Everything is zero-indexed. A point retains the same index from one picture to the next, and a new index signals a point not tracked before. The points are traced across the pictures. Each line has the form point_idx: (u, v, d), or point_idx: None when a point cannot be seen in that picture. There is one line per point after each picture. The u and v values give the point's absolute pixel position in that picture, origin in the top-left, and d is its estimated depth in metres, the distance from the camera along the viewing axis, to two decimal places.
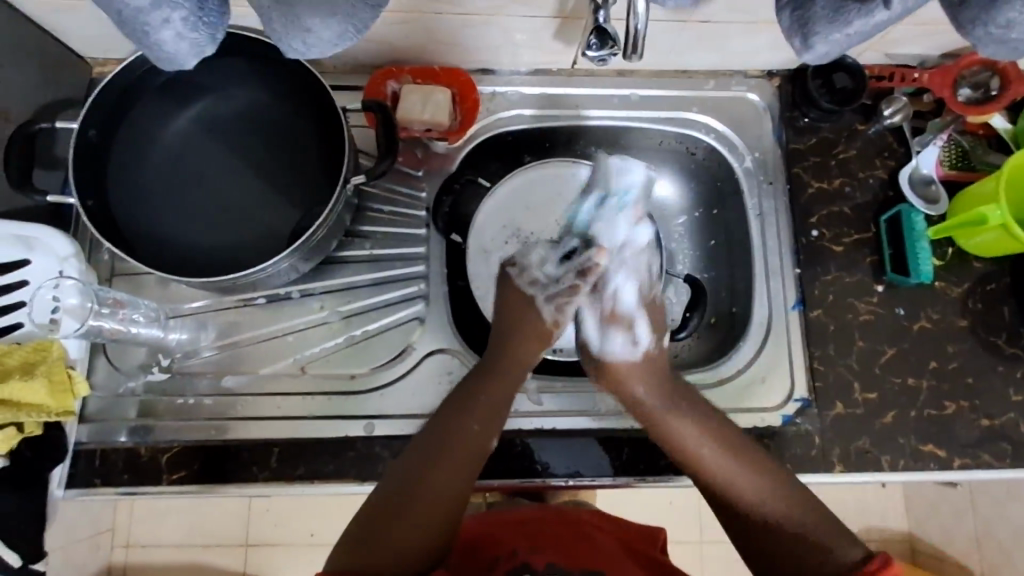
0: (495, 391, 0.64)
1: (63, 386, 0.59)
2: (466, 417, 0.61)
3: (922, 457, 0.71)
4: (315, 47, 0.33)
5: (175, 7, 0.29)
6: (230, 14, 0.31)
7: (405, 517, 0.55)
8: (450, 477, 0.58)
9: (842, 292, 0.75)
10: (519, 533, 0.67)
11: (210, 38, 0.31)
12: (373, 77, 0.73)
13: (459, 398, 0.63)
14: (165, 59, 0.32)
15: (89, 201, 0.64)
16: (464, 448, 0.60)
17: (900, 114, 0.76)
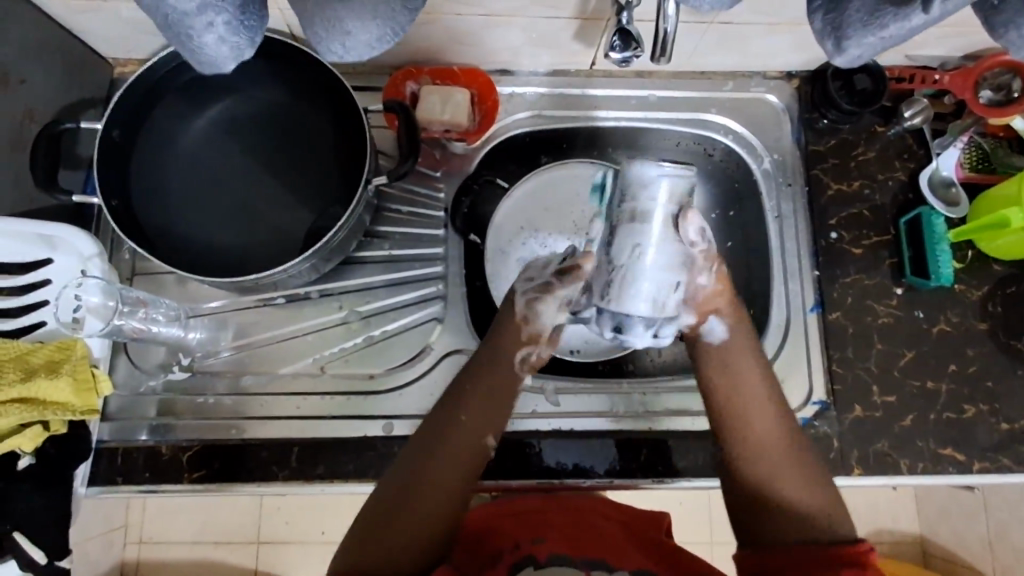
0: (490, 379, 0.60)
1: (87, 384, 0.59)
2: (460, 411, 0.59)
3: (941, 460, 0.70)
4: (353, 50, 0.33)
5: (220, 11, 0.29)
6: (269, 18, 0.31)
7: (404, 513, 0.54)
8: (447, 470, 0.56)
9: (862, 295, 0.75)
10: (525, 522, 0.66)
11: (250, 42, 0.31)
12: (393, 77, 0.74)
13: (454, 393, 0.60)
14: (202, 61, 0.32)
15: (114, 201, 0.66)
16: (460, 446, 0.57)
17: (921, 116, 0.76)
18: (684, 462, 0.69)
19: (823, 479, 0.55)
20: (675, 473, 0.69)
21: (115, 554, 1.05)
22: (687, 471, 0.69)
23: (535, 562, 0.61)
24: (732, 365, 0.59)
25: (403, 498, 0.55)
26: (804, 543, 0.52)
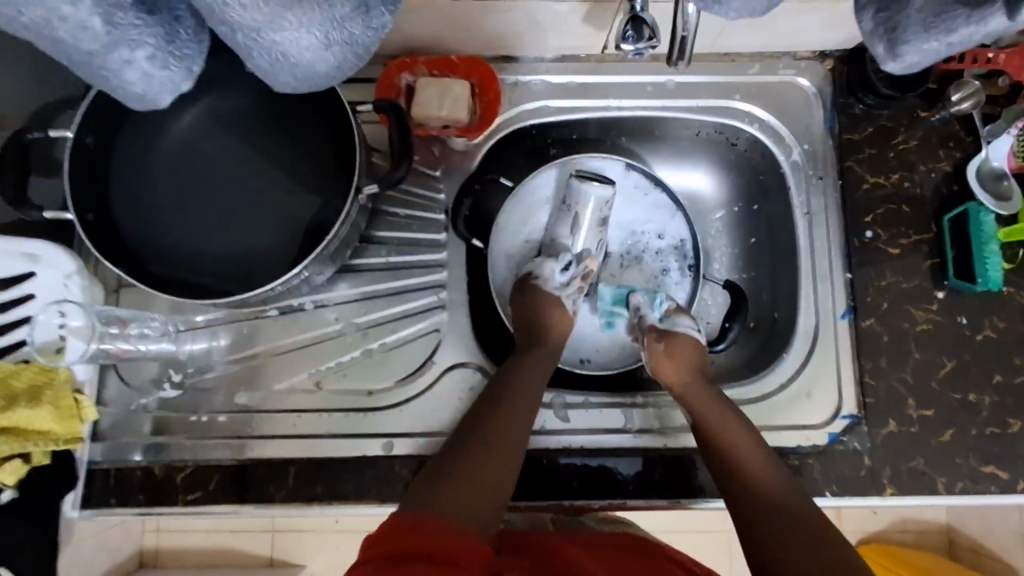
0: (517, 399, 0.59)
1: (71, 411, 0.58)
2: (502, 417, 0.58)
3: (982, 479, 0.65)
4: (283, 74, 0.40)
5: (135, 48, 0.36)
6: (193, 50, 0.39)
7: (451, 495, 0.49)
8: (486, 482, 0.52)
9: (899, 299, 0.69)
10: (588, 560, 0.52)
11: (175, 71, 0.39)
12: (386, 69, 0.67)
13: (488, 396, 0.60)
14: (159, 97, 0.40)
15: (89, 216, 0.62)
16: (501, 449, 0.55)
17: (970, 101, 0.68)
18: (705, 479, 0.65)
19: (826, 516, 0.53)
20: (698, 493, 0.64)
21: (135, 540, 1.10)
22: (709, 490, 0.64)
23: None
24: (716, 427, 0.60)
25: (453, 480, 0.51)
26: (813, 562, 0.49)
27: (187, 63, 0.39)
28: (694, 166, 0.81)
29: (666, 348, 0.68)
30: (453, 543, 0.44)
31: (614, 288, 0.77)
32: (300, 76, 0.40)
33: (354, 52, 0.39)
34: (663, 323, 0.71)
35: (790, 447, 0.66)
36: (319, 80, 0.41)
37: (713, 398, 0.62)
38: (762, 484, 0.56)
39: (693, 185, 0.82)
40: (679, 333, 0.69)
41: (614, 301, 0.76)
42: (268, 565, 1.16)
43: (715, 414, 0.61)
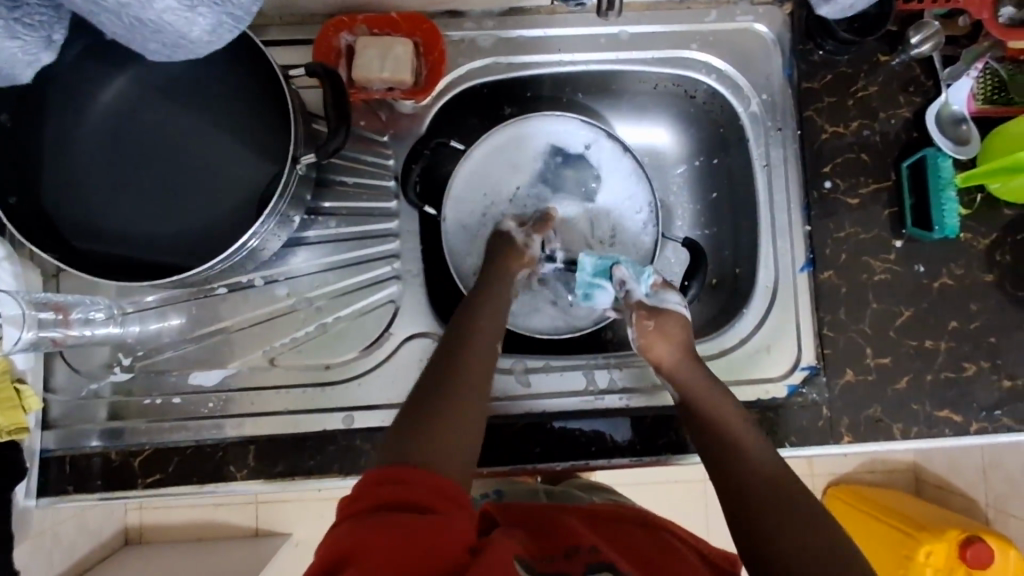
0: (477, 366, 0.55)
1: (11, 403, 0.58)
2: (461, 379, 0.53)
3: (937, 423, 0.66)
4: (162, 44, 0.40)
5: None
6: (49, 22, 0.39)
7: (420, 445, 0.46)
8: (454, 450, 0.47)
9: (857, 250, 0.68)
10: (585, 534, 0.53)
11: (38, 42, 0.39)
12: (323, 29, 0.64)
13: (443, 360, 0.55)
14: (28, 70, 0.42)
15: (12, 199, 0.58)
16: (464, 413, 0.50)
17: (931, 42, 0.66)
18: (667, 438, 0.65)
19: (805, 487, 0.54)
20: (660, 452, 0.65)
21: (117, 520, 1.10)
22: (670, 448, 0.65)
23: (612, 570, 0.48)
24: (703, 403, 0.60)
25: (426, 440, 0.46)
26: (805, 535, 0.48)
27: (46, 33, 0.39)
28: (655, 121, 0.79)
29: (656, 326, 0.65)
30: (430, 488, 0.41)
31: (596, 259, 0.72)
32: (171, 42, 0.40)
33: (227, 14, 0.40)
34: (651, 300, 0.68)
35: (751, 401, 0.67)
36: (197, 46, 0.41)
37: (701, 372, 0.62)
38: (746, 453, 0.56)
39: (654, 140, 0.80)
40: (668, 310, 0.66)
41: (595, 273, 0.71)
42: (252, 535, 1.17)
43: (702, 389, 0.61)
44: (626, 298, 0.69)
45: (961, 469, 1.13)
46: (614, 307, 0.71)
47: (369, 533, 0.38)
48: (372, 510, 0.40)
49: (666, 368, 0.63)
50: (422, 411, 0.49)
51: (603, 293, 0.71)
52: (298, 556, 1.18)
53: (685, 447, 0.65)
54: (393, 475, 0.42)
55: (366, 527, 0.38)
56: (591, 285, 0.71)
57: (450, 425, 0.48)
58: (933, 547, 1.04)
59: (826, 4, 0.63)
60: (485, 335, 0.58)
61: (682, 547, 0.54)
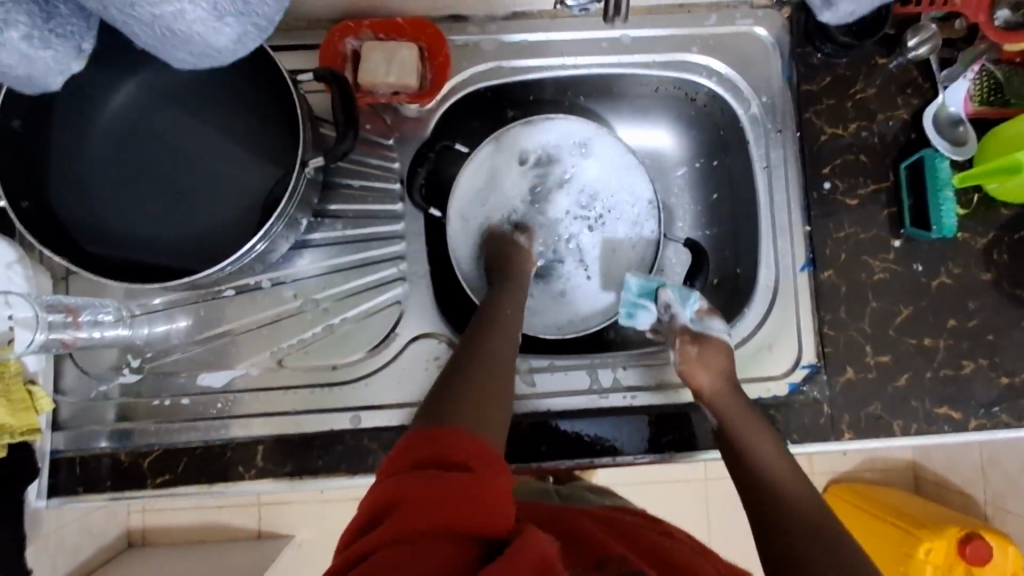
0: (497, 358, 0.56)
1: (24, 403, 0.58)
2: (485, 374, 0.53)
3: (937, 420, 0.67)
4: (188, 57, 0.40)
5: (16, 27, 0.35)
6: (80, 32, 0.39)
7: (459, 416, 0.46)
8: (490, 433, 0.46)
9: (856, 250, 0.69)
10: (597, 524, 0.53)
11: (71, 52, 0.39)
12: (328, 34, 0.65)
13: (461, 358, 0.55)
14: (55, 81, 0.40)
15: (24, 202, 0.59)
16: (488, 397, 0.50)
17: (928, 45, 0.68)
18: (670, 436, 0.66)
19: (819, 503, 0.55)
20: (666, 450, 0.66)
21: (121, 523, 1.11)
22: (673, 446, 0.66)
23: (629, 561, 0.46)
24: (741, 433, 0.61)
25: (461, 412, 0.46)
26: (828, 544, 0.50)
27: (76, 41, 0.39)
28: (656, 123, 0.80)
29: (698, 353, 0.65)
30: (465, 449, 0.42)
31: (641, 280, 0.73)
32: (200, 52, 0.40)
33: (252, 23, 0.40)
34: (695, 325, 0.68)
35: (752, 399, 0.68)
36: (221, 55, 0.41)
37: (743, 401, 0.62)
38: (783, 483, 0.57)
39: (655, 143, 0.81)
40: (712, 338, 0.66)
41: (641, 293, 0.73)
42: (255, 536, 1.17)
43: (743, 418, 0.61)
44: (671, 322, 0.70)
45: (959, 466, 1.14)
46: (655, 328, 0.72)
47: (409, 485, 0.38)
48: (413, 467, 0.40)
49: (705, 394, 0.64)
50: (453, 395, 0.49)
51: (647, 314, 0.73)
52: (302, 559, 1.19)
53: (687, 445, 0.66)
54: (436, 437, 0.42)
55: (409, 481, 0.39)
56: (634, 305, 0.72)
57: (479, 407, 0.48)
58: (933, 544, 1.05)
59: (827, 12, 0.63)
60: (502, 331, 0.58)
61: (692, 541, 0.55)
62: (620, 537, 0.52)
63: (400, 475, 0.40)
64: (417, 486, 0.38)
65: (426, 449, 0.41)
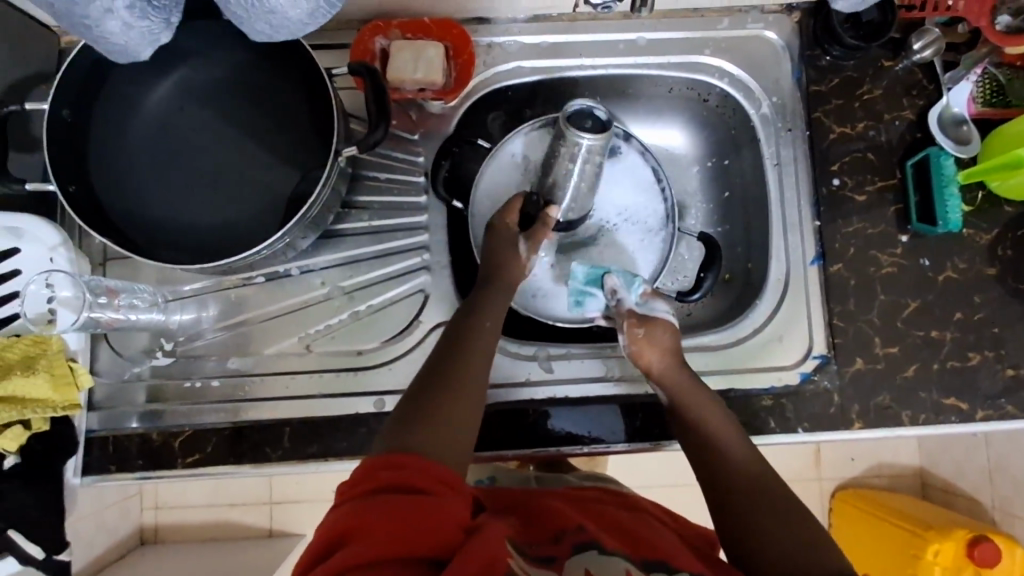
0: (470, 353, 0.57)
1: (65, 379, 0.60)
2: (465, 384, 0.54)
3: (944, 411, 0.69)
4: (274, 29, 0.47)
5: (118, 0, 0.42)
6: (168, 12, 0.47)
7: (424, 432, 0.49)
8: (451, 435, 0.50)
9: (864, 244, 0.71)
10: (567, 510, 0.55)
11: (159, 25, 0.46)
12: (360, 34, 0.68)
13: (437, 365, 0.56)
14: (144, 50, 0.47)
15: (72, 186, 0.62)
16: (468, 402, 0.53)
17: (932, 48, 0.70)
18: None
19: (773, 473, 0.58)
20: (652, 438, 0.68)
21: (133, 519, 1.12)
22: None
23: (600, 548, 0.49)
24: (690, 409, 0.61)
25: (432, 411, 0.51)
26: (784, 535, 0.53)
27: (165, 15, 0.46)
28: (670, 124, 0.83)
29: (645, 334, 0.67)
30: (427, 473, 0.44)
31: (589, 269, 0.75)
32: (276, 23, 0.46)
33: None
34: (640, 308, 0.69)
35: (764, 388, 0.70)
36: (295, 27, 0.47)
37: (689, 376, 0.63)
38: (734, 453, 0.59)
39: (669, 142, 0.84)
40: (657, 319, 0.68)
41: (587, 281, 0.75)
42: (266, 535, 1.18)
43: (690, 393, 0.62)
44: (616, 306, 0.71)
45: (966, 472, 1.15)
46: (605, 315, 0.74)
47: (367, 513, 0.41)
48: (372, 493, 0.43)
49: (654, 373, 0.65)
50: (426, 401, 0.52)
51: (594, 301, 0.74)
52: None
53: None
54: (392, 460, 0.44)
55: (368, 508, 0.41)
56: (582, 293, 0.74)
57: (450, 424, 0.50)
58: (941, 546, 1.06)
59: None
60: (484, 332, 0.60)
61: (661, 525, 0.58)
62: (593, 521, 0.54)
63: (357, 501, 0.42)
64: (376, 514, 0.41)
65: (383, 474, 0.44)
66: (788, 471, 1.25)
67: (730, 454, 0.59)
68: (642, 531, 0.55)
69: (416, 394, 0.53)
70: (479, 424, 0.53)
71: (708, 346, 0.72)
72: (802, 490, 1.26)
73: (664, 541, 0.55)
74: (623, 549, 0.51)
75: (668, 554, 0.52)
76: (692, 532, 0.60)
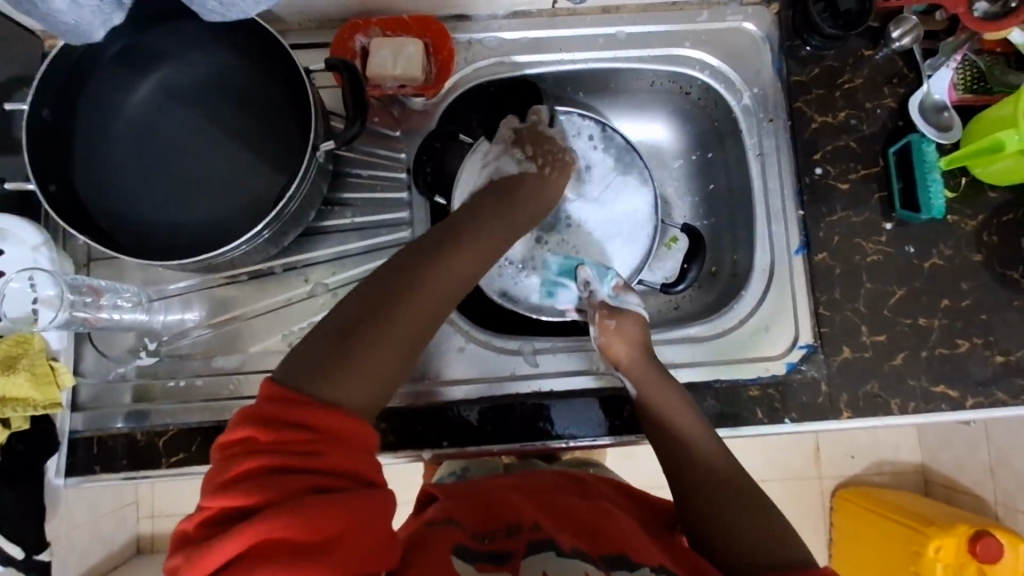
0: (427, 281, 0.47)
1: (47, 378, 0.60)
2: (416, 301, 0.46)
3: (934, 398, 0.68)
4: (226, 7, 0.46)
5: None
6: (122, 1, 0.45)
7: (344, 381, 0.41)
8: (371, 378, 0.42)
9: (849, 233, 0.71)
10: (523, 506, 0.54)
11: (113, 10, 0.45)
12: (340, 33, 0.69)
13: (378, 290, 0.46)
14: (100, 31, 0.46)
15: (51, 186, 0.62)
16: (405, 338, 0.45)
17: (911, 36, 0.70)
18: None
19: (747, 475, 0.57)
20: (639, 430, 0.67)
21: (130, 527, 1.12)
22: None
23: (558, 549, 0.49)
24: (656, 404, 0.61)
25: (361, 351, 0.43)
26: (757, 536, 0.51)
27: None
28: (654, 117, 0.84)
29: (615, 325, 0.67)
30: (359, 458, 0.39)
31: (562, 261, 0.78)
32: (227, 1, 0.45)
33: None
34: (612, 300, 0.70)
35: (751, 379, 0.69)
36: (246, 7, 0.46)
37: (657, 370, 0.63)
38: (698, 448, 0.58)
39: (653, 136, 0.85)
40: (628, 311, 0.68)
41: (560, 272, 0.77)
42: None
43: (656, 387, 0.62)
44: (590, 298, 0.72)
45: (967, 467, 1.14)
46: (579, 307, 0.75)
47: (314, 519, 0.36)
48: (302, 488, 0.36)
49: (622, 366, 0.65)
50: (355, 338, 0.43)
51: (568, 292, 0.76)
52: None
53: None
54: (322, 446, 0.38)
55: (312, 511, 0.36)
56: (554, 283, 0.76)
57: (377, 365, 0.43)
58: (942, 542, 1.05)
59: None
60: (453, 249, 0.51)
61: (617, 511, 0.57)
62: (551, 519, 0.53)
63: (294, 498, 0.36)
64: (325, 522, 0.36)
65: (321, 461, 0.37)
66: (788, 469, 1.24)
67: (701, 452, 0.58)
68: (600, 523, 0.54)
69: (358, 308, 0.45)
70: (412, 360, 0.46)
71: (694, 338, 0.72)
72: (803, 488, 1.25)
73: (624, 532, 0.53)
74: (580, 546, 0.50)
75: (627, 546, 0.51)
76: (651, 512, 0.60)
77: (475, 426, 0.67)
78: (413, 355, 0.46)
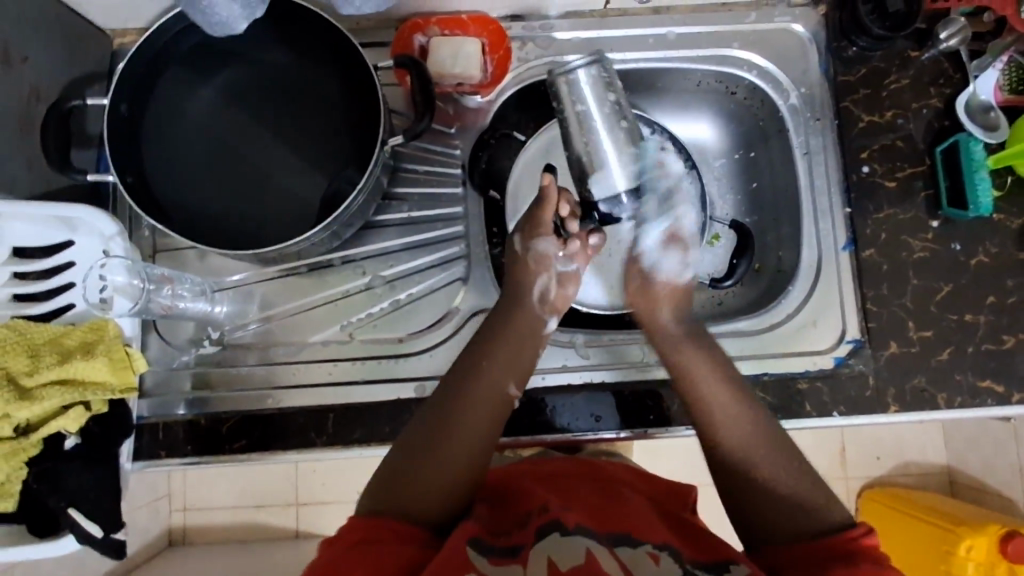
0: (478, 384, 0.59)
1: (123, 363, 0.62)
2: (473, 404, 0.58)
3: (980, 393, 0.69)
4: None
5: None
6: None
7: (410, 471, 0.53)
8: (448, 465, 0.54)
9: (896, 230, 0.72)
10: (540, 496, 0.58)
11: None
12: (401, 31, 0.71)
13: (441, 399, 0.58)
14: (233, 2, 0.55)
15: (129, 178, 0.65)
16: (471, 435, 0.56)
17: (958, 37, 0.72)
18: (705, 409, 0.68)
19: (788, 450, 0.58)
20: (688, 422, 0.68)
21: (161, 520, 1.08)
22: None
23: (562, 529, 0.52)
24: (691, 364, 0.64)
25: (429, 444, 0.55)
26: (797, 515, 0.53)
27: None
28: (698, 115, 0.85)
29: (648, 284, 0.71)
30: (383, 530, 0.49)
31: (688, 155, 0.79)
32: None
33: None
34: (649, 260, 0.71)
35: (799, 372, 0.70)
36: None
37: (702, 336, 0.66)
38: (733, 414, 0.60)
39: (696, 134, 0.86)
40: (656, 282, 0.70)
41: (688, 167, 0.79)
42: (293, 536, 1.12)
43: (696, 342, 0.65)
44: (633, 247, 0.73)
45: (995, 469, 1.13)
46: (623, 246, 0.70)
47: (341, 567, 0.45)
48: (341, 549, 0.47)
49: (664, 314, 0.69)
50: (427, 438, 0.56)
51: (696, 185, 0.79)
52: None
53: None
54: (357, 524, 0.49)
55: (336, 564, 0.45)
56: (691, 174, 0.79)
57: (441, 453, 0.55)
58: (973, 542, 1.05)
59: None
60: (496, 353, 0.61)
61: (627, 494, 0.60)
62: (561, 502, 0.56)
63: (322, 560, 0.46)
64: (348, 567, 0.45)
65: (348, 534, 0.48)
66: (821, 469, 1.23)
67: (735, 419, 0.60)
68: (610, 508, 0.57)
69: (426, 421, 0.57)
70: (484, 449, 0.57)
71: (743, 332, 0.73)
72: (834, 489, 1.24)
73: (637, 517, 0.56)
74: (586, 526, 0.53)
75: (634, 528, 0.54)
76: (670, 497, 0.62)
77: (527, 417, 0.69)
78: (482, 443, 0.57)
